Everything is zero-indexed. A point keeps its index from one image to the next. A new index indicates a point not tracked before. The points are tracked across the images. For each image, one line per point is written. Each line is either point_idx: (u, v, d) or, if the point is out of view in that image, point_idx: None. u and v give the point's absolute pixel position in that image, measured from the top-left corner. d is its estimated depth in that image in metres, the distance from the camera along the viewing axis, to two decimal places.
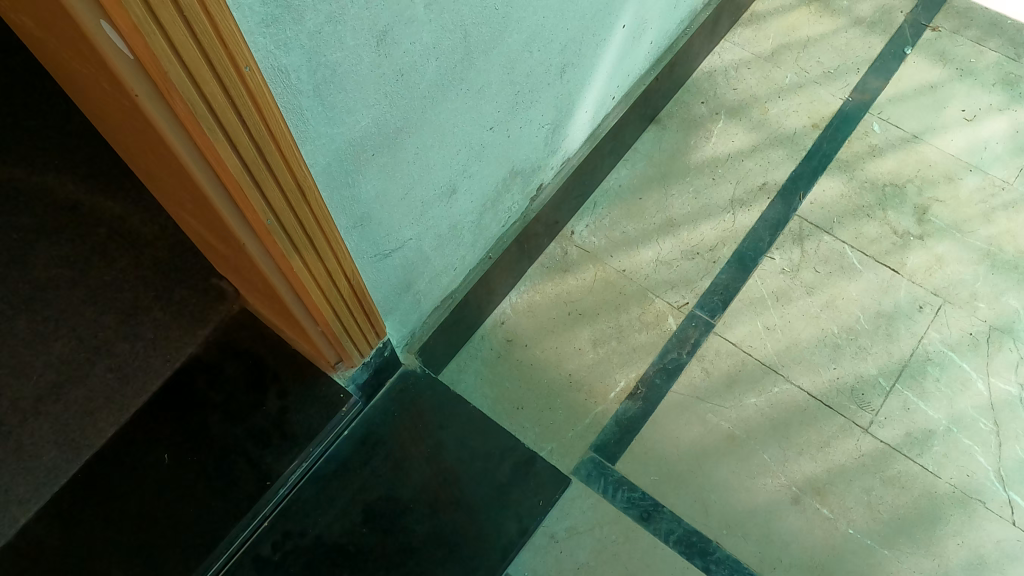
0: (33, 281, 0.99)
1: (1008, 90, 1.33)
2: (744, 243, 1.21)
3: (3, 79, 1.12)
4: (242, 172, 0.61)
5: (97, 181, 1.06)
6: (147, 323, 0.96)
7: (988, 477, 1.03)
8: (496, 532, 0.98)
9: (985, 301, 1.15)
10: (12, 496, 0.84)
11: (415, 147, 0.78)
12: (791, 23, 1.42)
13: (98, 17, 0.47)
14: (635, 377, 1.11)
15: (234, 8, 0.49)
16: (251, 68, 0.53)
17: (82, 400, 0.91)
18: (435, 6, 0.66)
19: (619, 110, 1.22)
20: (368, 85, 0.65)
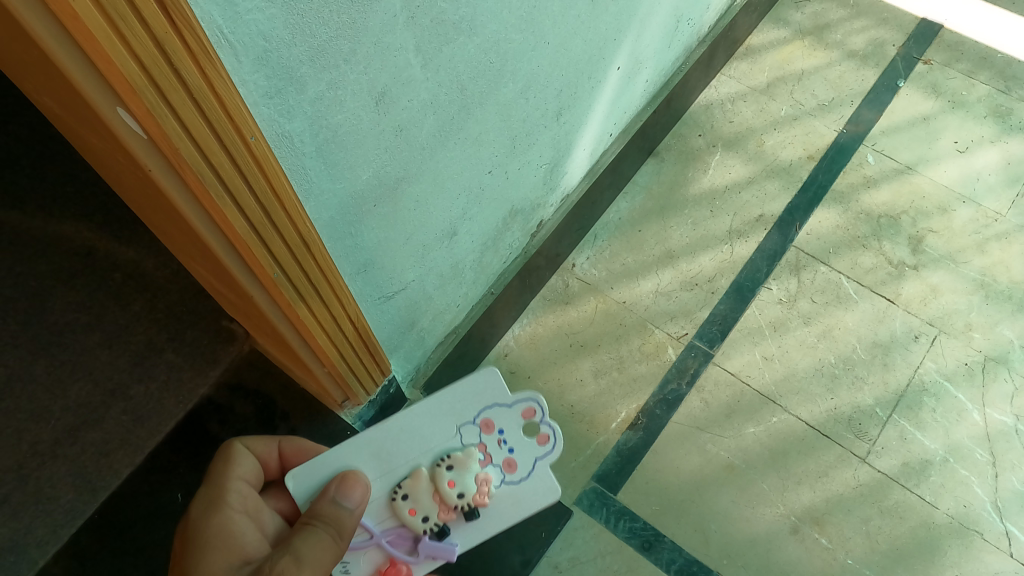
0: (51, 327, 1.07)
1: (999, 122, 1.36)
2: (743, 274, 1.24)
3: (23, 133, 1.19)
4: (250, 232, 0.64)
5: (112, 228, 1.13)
6: (161, 365, 1.04)
7: (984, 508, 1.04)
8: (499, 563, 1.00)
9: (981, 331, 1.17)
10: (33, 537, 0.92)
11: (415, 194, 0.81)
12: (785, 56, 1.45)
13: (113, 105, 0.50)
14: (636, 408, 1.13)
15: (239, 83, 0.52)
16: (256, 137, 0.56)
17: (98, 442, 0.98)
18: (431, 65, 0.69)
19: (617, 146, 1.25)
20: (369, 142, 0.68)
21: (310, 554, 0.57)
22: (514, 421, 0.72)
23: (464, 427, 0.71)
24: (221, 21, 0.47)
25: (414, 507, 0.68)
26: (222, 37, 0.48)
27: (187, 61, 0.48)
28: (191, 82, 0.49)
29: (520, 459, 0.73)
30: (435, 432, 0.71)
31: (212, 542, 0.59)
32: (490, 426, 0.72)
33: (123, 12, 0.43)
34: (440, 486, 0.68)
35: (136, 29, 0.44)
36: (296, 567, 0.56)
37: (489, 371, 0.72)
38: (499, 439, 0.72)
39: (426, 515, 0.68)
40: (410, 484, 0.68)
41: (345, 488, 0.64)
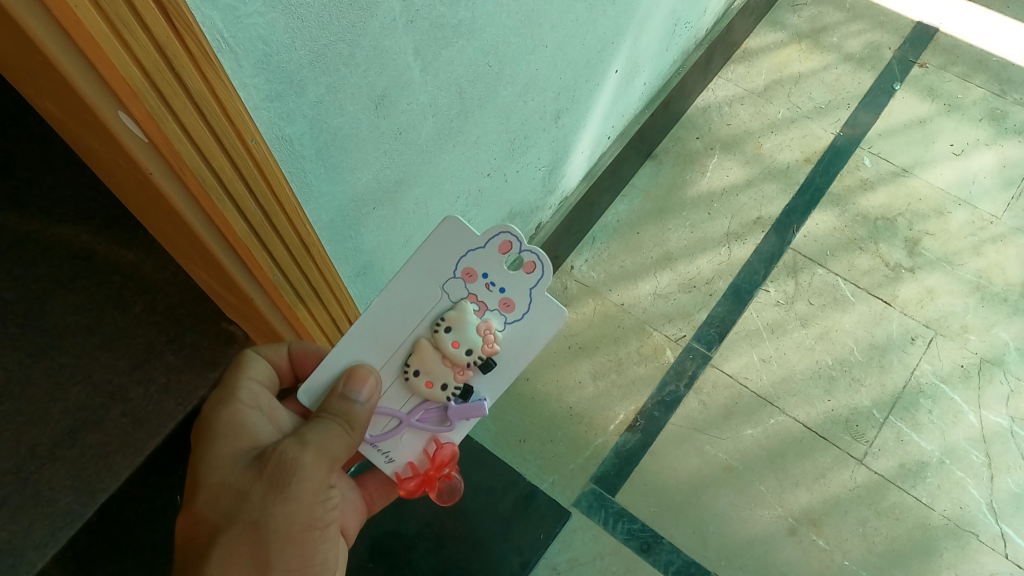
0: (50, 331, 1.08)
1: (994, 125, 1.37)
2: (740, 276, 1.24)
3: (21, 135, 1.20)
4: (250, 234, 0.64)
5: (112, 231, 1.14)
6: (160, 367, 1.06)
7: (980, 510, 1.05)
8: (498, 565, 1.00)
9: (976, 333, 1.18)
10: (32, 539, 0.93)
11: (414, 197, 0.81)
12: (782, 59, 1.46)
13: (115, 108, 0.50)
14: (634, 410, 1.13)
15: (240, 87, 0.52)
16: (257, 141, 0.56)
17: (97, 444, 1.00)
18: (430, 69, 0.70)
19: (615, 149, 1.25)
20: (369, 145, 0.68)
21: (317, 437, 0.56)
22: (497, 262, 0.59)
23: (447, 282, 0.60)
24: (222, 26, 0.48)
25: (428, 379, 0.61)
26: (223, 42, 0.49)
27: (188, 65, 0.48)
28: (192, 86, 0.49)
29: (516, 296, 0.60)
30: (419, 298, 0.60)
31: (219, 426, 0.58)
32: (474, 275, 0.60)
33: (124, 15, 0.43)
34: (443, 350, 0.60)
35: (136, 33, 0.44)
36: (302, 450, 0.55)
37: (449, 219, 0.58)
38: (489, 283, 0.60)
39: (444, 382, 0.61)
40: (415, 358, 0.61)
41: (353, 385, 0.59)
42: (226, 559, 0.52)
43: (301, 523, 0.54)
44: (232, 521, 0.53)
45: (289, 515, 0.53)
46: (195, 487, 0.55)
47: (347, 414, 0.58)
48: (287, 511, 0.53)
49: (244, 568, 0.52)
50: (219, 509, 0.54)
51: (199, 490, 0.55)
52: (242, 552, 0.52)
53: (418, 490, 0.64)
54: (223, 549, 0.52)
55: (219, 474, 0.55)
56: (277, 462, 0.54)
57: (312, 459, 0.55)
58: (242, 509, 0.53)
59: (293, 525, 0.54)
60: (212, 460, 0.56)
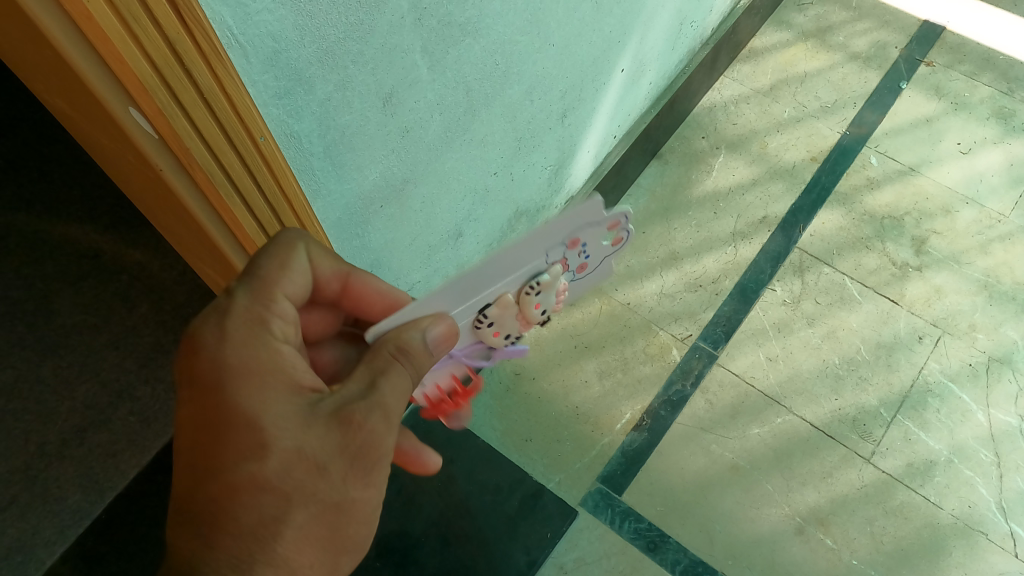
0: (59, 330, 1.11)
1: (1002, 123, 1.37)
2: (746, 275, 1.24)
3: (34, 141, 1.25)
4: (258, 232, 0.64)
5: (120, 230, 1.19)
6: (168, 365, 1.08)
7: (989, 508, 1.04)
8: (505, 564, 1.00)
9: (984, 332, 1.17)
10: (40, 537, 0.94)
11: (421, 196, 0.82)
12: (788, 59, 1.46)
13: (126, 104, 0.51)
14: (640, 409, 1.13)
15: (249, 84, 0.52)
16: (265, 138, 0.56)
17: (105, 442, 1.01)
18: (437, 67, 0.70)
19: (621, 148, 1.25)
20: (377, 143, 0.69)
21: (394, 380, 0.50)
22: (601, 237, 0.59)
23: (549, 251, 0.57)
24: (231, 22, 0.48)
25: (496, 331, 0.60)
26: (232, 38, 0.49)
27: (198, 61, 0.48)
28: (202, 83, 0.49)
29: (592, 261, 0.61)
30: (528, 252, 0.56)
31: (241, 336, 0.48)
32: (577, 242, 0.58)
33: (135, 11, 0.43)
34: (523, 307, 0.59)
35: (147, 29, 0.45)
36: (379, 392, 0.49)
37: (591, 201, 0.54)
38: (583, 251, 0.60)
39: (509, 333, 0.61)
40: (494, 310, 0.59)
41: (440, 344, 0.54)
42: (301, 513, 0.45)
43: (375, 469, 0.49)
44: (300, 459, 0.45)
45: (367, 460, 0.48)
46: (253, 429, 0.46)
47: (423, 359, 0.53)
48: (365, 455, 0.48)
49: (315, 512, 0.46)
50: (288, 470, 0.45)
51: (252, 421, 0.46)
52: (316, 500, 0.46)
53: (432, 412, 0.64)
54: (291, 496, 0.45)
55: (279, 407, 0.47)
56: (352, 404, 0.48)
57: (391, 401, 0.49)
58: (312, 447, 0.46)
59: (367, 474, 0.48)
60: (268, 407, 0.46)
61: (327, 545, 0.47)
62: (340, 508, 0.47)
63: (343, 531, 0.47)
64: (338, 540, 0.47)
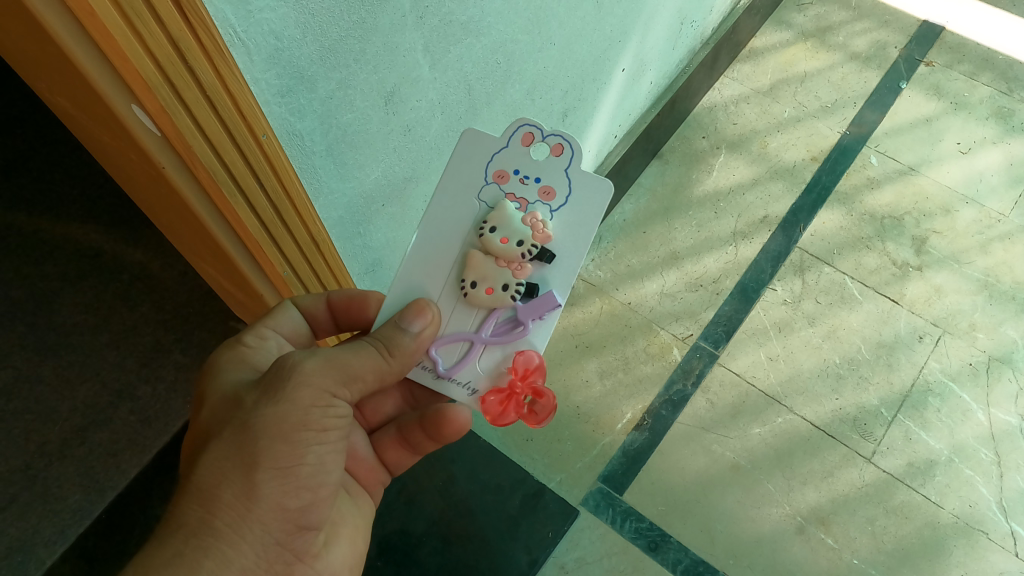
0: (59, 329, 1.10)
1: (1001, 123, 1.37)
2: (747, 275, 1.24)
3: (34, 140, 1.24)
4: (260, 231, 0.64)
5: (120, 230, 1.18)
6: (168, 365, 1.08)
7: (989, 508, 1.05)
8: (506, 564, 1.00)
9: (984, 331, 1.18)
10: (40, 537, 0.94)
11: (422, 195, 0.82)
12: (788, 59, 1.46)
13: (129, 102, 0.51)
14: (641, 409, 1.13)
15: (252, 82, 0.52)
16: (268, 135, 0.56)
17: (105, 442, 1.01)
18: (439, 65, 0.70)
19: (621, 148, 1.25)
20: (378, 142, 0.69)
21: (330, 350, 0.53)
22: (523, 156, 0.60)
23: (482, 192, 0.60)
24: (234, 20, 0.48)
25: (487, 286, 0.58)
26: (235, 36, 0.49)
27: (201, 58, 0.48)
28: (205, 80, 0.49)
29: (553, 181, 0.60)
30: (457, 211, 0.60)
31: (224, 357, 0.56)
32: (505, 174, 0.60)
33: (138, 9, 0.43)
34: (493, 248, 0.58)
35: (150, 26, 0.45)
36: (306, 356, 0.52)
37: (469, 132, 0.60)
38: (523, 178, 0.60)
39: (504, 283, 0.58)
40: (468, 270, 0.59)
41: (409, 315, 0.57)
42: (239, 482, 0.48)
43: (292, 427, 0.50)
44: (223, 425, 0.50)
45: (280, 417, 0.50)
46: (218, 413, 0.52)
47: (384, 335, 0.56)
48: (277, 412, 0.50)
49: (229, 468, 0.49)
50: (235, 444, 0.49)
51: (202, 405, 0.53)
52: (230, 458, 0.49)
53: (504, 409, 0.59)
54: (212, 456, 0.49)
55: (223, 390, 0.53)
56: (275, 372, 0.51)
57: (315, 364, 0.52)
58: (233, 414, 0.51)
59: (283, 432, 0.49)
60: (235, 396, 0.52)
61: (245, 505, 0.48)
62: (250, 466, 0.48)
63: (259, 490, 0.49)
64: (256, 500, 0.49)
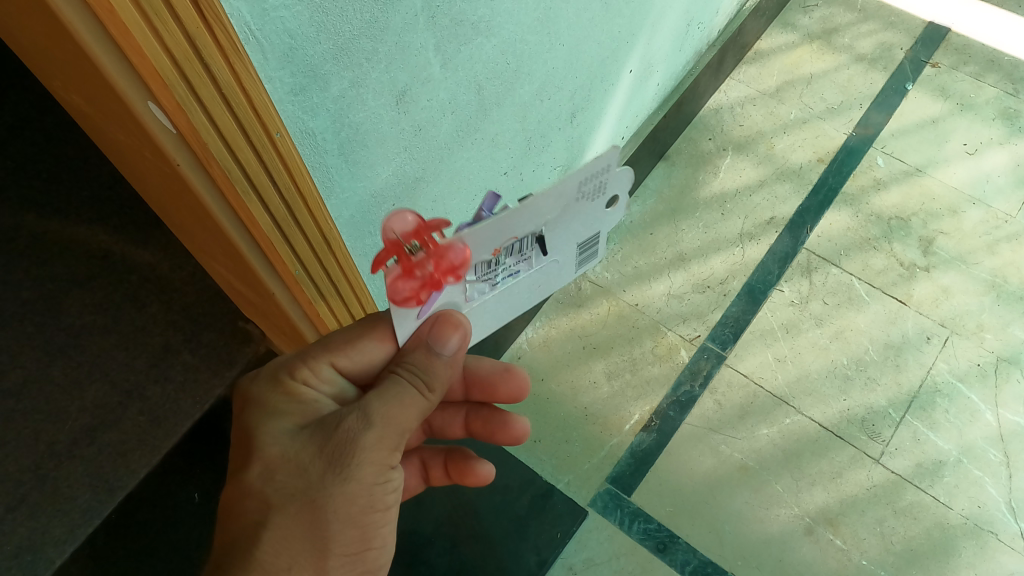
0: (68, 329, 1.11)
1: (1007, 124, 1.37)
2: (754, 276, 1.24)
3: (45, 143, 1.25)
4: (273, 229, 0.65)
5: (128, 231, 1.19)
6: (177, 366, 1.09)
7: (998, 509, 1.04)
8: (514, 564, 1.01)
9: (992, 332, 1.18)
10: (49, 537, 0.95)
11: (432, 195, 0.82)
12: (793, 61, 1.47)
13: (145, 98, 0.51)
14: (649, 409, 1.13)
15: (266, 80, 0.53)
16: (281, 134, 0.56)
17: (115, 442, 1.02)
18: (450, 65, 0.70)
19: (629, 149, 1.26)
20: (389, 141, 0.69)
21: (386, 410, 0.50)
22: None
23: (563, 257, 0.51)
24: (249, 17, 0.49)
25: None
26: (250, 34, 0.49)
27: (217, 57, 0.48)
28: (221, 78, 0.50)
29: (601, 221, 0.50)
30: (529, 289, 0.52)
31: (283, 403, 0.53)
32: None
33: (157, 6, 0.44)
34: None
35: (169, 24, 0.45)
36: (365, 426, 0.50)
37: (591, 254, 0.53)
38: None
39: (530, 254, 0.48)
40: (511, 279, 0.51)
41: (444, 332, 0.48)
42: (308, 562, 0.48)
43: (361, 508, 0.50)
44: (287, 500, 0.48)
45: (349, 498, 0.49)
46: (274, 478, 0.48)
47: (423, 371, 0.52)
48: (347, 492, 0.49)
49: (299, 555, 0.48)
50: (296, 514, 0.48)
51: (253, 460, 0.49)
52: (298, 541, 0.48)
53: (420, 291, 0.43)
54: (271, 548, 0.47)
55: (281, 447, 0.50)
56: (339, 440, 0.49)
57: (378, 434, 0.50)
58: (298, 487, 0.48)
59: (349, 516, 0.49)
60: (292, 453, 0.49)
61: None
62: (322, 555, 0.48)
63: None
64: None
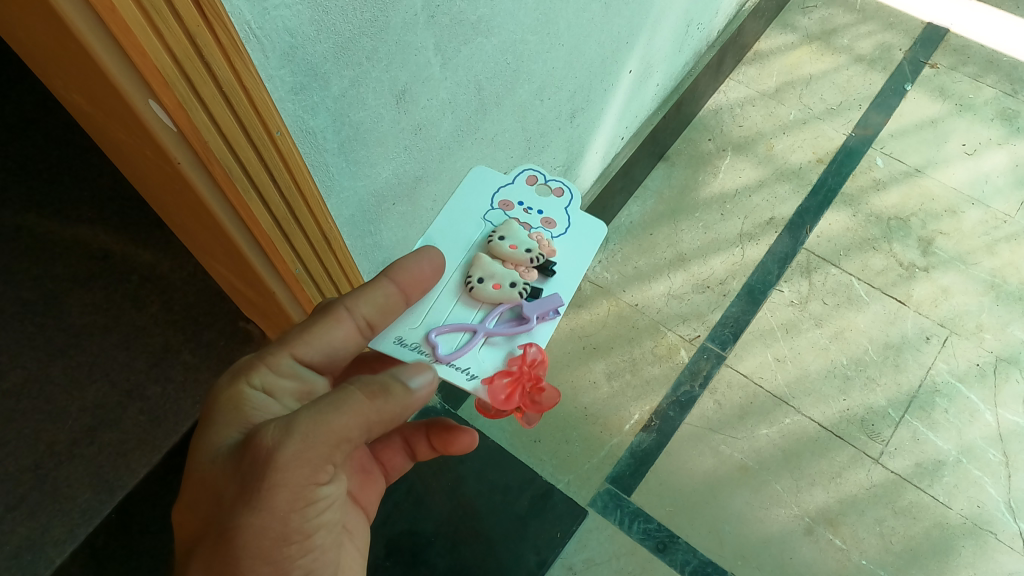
0: (68, 329, 1.11)
1: (1006, 125, 1.38)
2: (754, 276, 1.24)
3: (45, 144, 1.26)
4: (273, 227, 0.65)
5: (128, 232, 1.19)
6: (177, 366, 1.09)
7: (997, 509, 1.05)
8: (515, 564, 1.01)
9: (992, 332, 1.18)
10: (49, 537, 0.95)
11: (432, 194, 0.83)
12: (793, 62, 1.47)
13: (145, 96, 0.51)
14: (649, 409, 1.14)
15: (266, 79, 0.53)
16: (282, 132, 0.56)
17: (115, 442, 1.02)
18: (450, 64, 0.70)
19: (629, 150, 1.26)
20: (390, 140, 0.69)
21: (305, 429, 0.45)
22: (530, 190, 0.71)
23: (489, 214, 0.69)
24: (250, 16, 0.49)
25: (494, 280, 0.63)
26: (251, 33, 0.49)
27: (218, 55, 0.48)
28: (221, 76, 0.50)
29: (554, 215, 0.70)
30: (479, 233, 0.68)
31: (220, 405, 0.51)
32: (511, 203, 0.70)
33: (158, 4, 0.44)
34: (503, 254, 0.65)
35: (170, 22, 0.45)
36: (283, 440, 0.45)
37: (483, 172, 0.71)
38: (527, 208, 0.70)
39: (512, 281, 0.63)
40: (476, 267, 0.64)
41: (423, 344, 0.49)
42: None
43: (273, 538, 0.47)
44: (206, 527, 0.48)
45: (260, 531, 0.46)
46: (199, 500, 0.49)
47: (381, 381, 0.49)
48: (253, 524, 0.46)
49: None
50: (212, 539, 0.47)
51: (183, 480, 0.50)
52: (218, 571, 0.47)
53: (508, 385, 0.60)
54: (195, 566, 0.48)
55: (201, 467, 0.49)
56: (250, 463, 0.46)
57: (291, 455, 0.45)
58: (215, 517, 0.47)
59: (259, 545, 0.47)
60: (210, 473, 0.48)
61: None
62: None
63: None
64: None
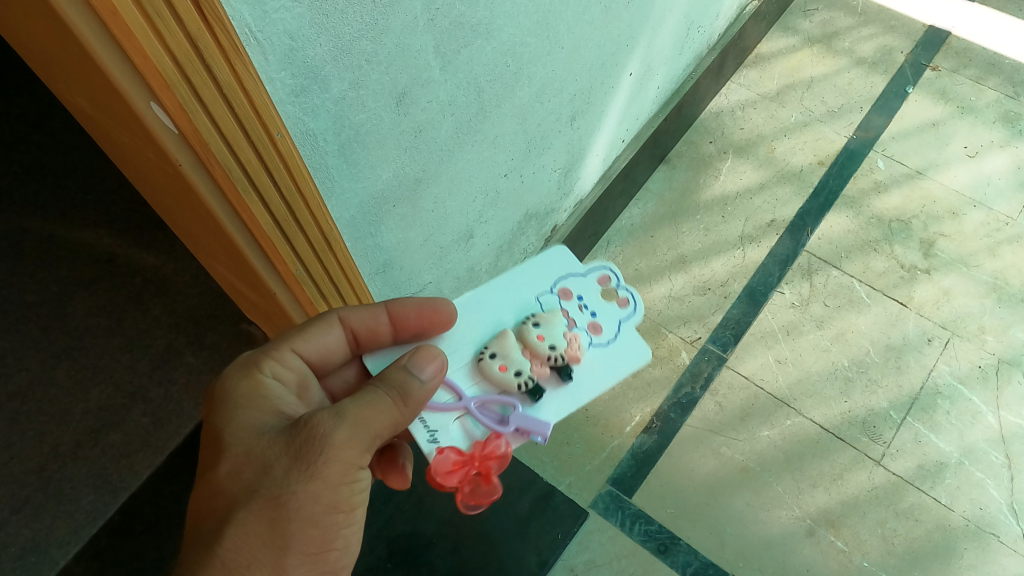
0: (72, 332, 1.12)
1: (1008, 127, 1.38)
2: (755, 278, 1.25)
3: (51, 148, 1.27)
4: (274, 229, 0.65)
5: (132, 235, 1.20)
6: (180, 368, 1.09)
7: (1000, 511, 1.04)
8: (515, 565, 1.01)
9: (994, 334, 1.18)
10: (54, 538, 0.96)
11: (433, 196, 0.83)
12: (794, 64, 1.47)
13: (147, 98, 0.52)
14: (650, 411, 1.14)
15: (266, 81, 0.54)
16: (282, 134, 0.57)
17: (118, 444, 1.03)
18: (450, 67, 0.71)
19: (630, 152, 1.27)
20: (390, 143, 0.70)
21: (356, 411, 0.51)
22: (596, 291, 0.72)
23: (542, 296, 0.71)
24: (250, 19, 0.49)
25: (502, 363, 0.63)
26: (251, 36, 0.50)
27: (218, 57, 0.49)
28: (221, 78, 0.51)
29: (605, 324, 0.69)
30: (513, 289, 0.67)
31: (248, 394, 0.54)
32: (570, 294, 0.71)
33: (158, 7, 0.45)
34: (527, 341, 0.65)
35: (170, 24, 0.46)
36: (337, 424, 0.50)
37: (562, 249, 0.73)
38: (581, 305, 0.71)
39: (518, 370, 0.63)
40: (494, 342, 0.65)
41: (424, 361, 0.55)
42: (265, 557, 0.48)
43: (325, 506, 0.49)
44: (251, 497, 0.48)
45: (312, 496, 0.49)
46: (239, 473, 0.49)
47: (398, 383, 0.53)
48: (311, 491, 0.49)
49: (257, 554, 0.48)
50: (257, 510, 0.48)
51: (221, 457, 0.51)
52: (258, 539, 0.48)
53: (455, 474, 0.58)
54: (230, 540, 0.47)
55: (245, 443, 0.51)
56: (306, 436, 0.49)
57: (348, 433, 0.50)
58: (261, 484, 0.49)
59: (312, 513, 0.49)
60: (256, 449, 0.50)
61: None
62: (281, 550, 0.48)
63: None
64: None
